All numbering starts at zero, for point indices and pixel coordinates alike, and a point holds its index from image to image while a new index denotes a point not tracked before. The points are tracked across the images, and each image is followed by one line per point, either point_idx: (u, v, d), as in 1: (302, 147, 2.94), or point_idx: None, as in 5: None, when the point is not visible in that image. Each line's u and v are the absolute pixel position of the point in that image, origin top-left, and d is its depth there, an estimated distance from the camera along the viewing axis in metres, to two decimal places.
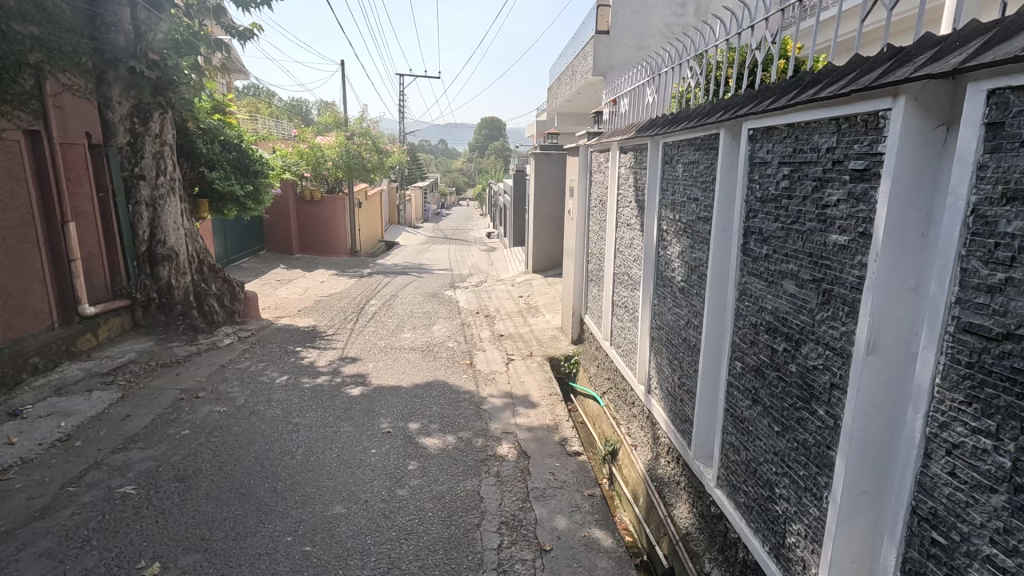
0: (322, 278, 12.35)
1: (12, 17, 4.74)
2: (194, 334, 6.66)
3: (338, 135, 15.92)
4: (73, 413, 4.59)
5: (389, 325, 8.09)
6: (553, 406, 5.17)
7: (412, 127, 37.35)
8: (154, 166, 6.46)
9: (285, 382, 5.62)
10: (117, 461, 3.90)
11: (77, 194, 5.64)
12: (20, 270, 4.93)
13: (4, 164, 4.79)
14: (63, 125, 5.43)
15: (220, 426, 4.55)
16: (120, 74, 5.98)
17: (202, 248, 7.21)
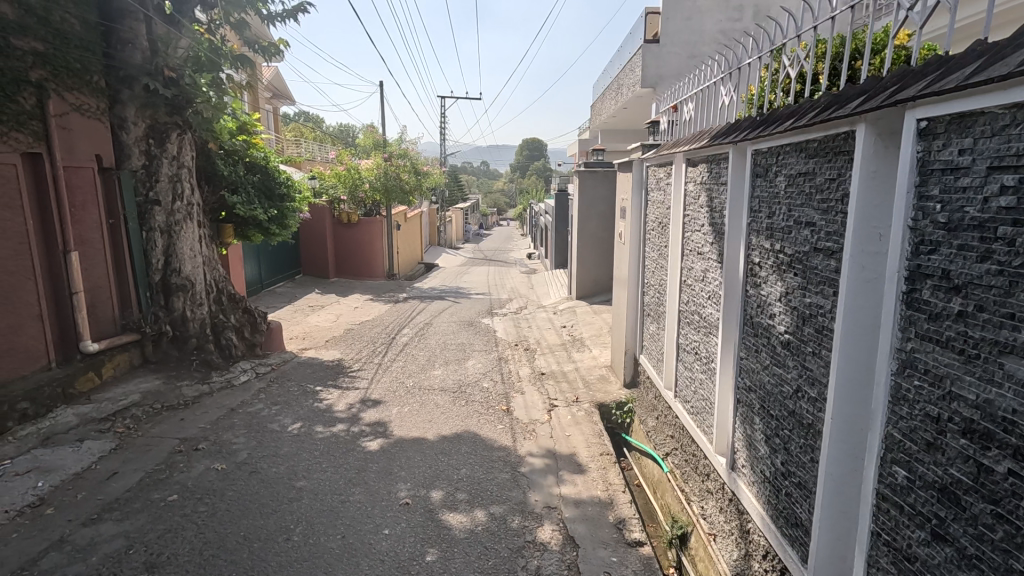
0: (356, 304, 11.87)
1: (11, 30, 4.35)
2: (208, 371, 6.12)
3: (375, 157, 15.60)
4: (54, 470, 4.02)
5: (419, 360, 7.38)
6: (605, 471, 4.29)
7: (452, 148, 37.45)
8: (170, 190, 6.01)
9: (298, 431, 4.96)
10: (84, 540, 3.28)
11: (82, 221, 5.22)
12: (10, 306, 4.48)
13: None
14: (68, 147, 5.03)
15: (212, 490, 3.88)
16: (135, 92, 5.55)
17: (221, 277, 6.74)
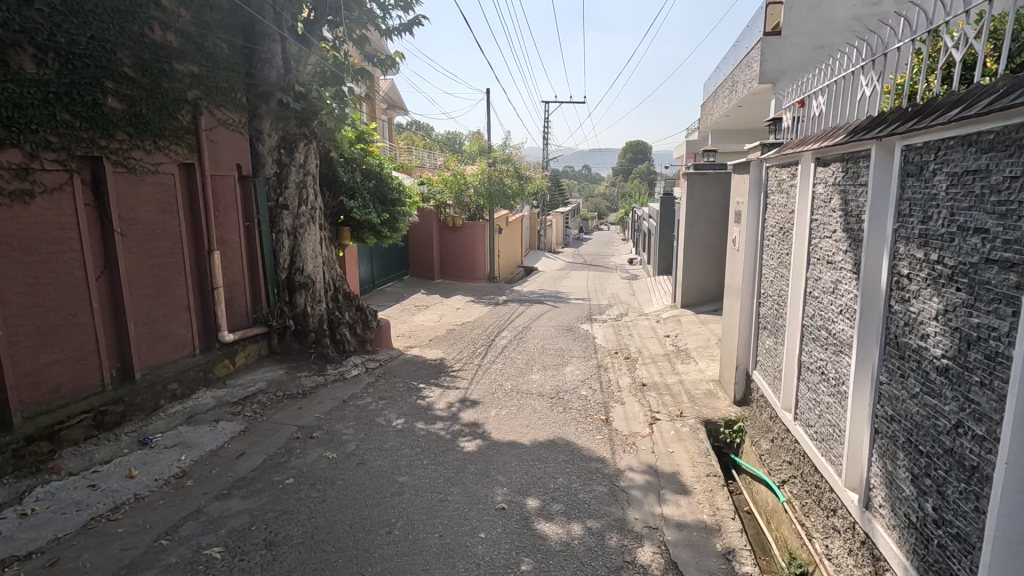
0: (458, 305, 12.23)
1: (174, 57, 4.97)
2: (324, 363, 6.58)
3: (480, 163, 15.96)
4: (195, 446, 4.50)
5: (518, 363, 7.40)
6: (711, 494, 3.99)
7: (555, 152, 37.60)
8: (297, 196, 6.55)
9: (401, 427, 5.16)
10: (216, 513, 3.63)
11: (225, 224, 5.82)
12: (165, 298, 5.10)
13: (159, 196, 4.99)
14: (215, 157, 5.62)
15: (323, 478, 4.13)
16: (271, 107, 6.11)
17: (338, 277, 7.22)
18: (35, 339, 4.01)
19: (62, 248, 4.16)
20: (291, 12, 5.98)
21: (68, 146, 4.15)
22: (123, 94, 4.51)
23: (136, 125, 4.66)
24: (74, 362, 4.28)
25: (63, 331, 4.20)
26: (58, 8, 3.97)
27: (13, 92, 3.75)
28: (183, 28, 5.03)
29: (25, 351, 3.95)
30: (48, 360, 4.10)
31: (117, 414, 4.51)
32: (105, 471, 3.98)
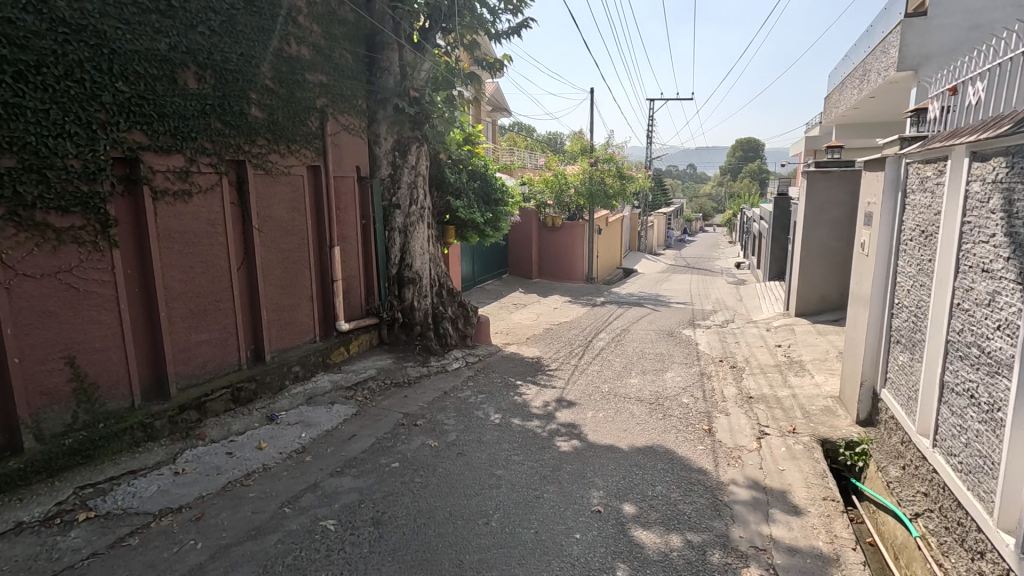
0: (556, 304, 12.25)
1: (306, 68, 5.46)
2: (428, 355, 6.88)
3: (582, 162, 15.79)
4: (314, 425, 4.91)
5: (616, 366, 7.27)
6: (828, 519, 3.66)
7: (659, 151, 36.46)
8: (408, 196, 6.91)
9: (499, 422, 5.27)
10: (330, 488, 3.95)
11: (344, 222, 6.29)
12: (292, 288, 5.61)
13: (290, 196, 5.50)
14: (338, 160, 6.09)
15: (426, 464, 4.33)
16: (388, 112, 6.51)
17: (443, 273, 7.53)
18: (189, 321, 4.58)
19: (211, 241, 4.71)
20: (409, 21, 6.33)
21: (219, 151, 4.69)
22: (264, 104, 5.04)
23: (273, 131, 5.18)
24: (218, 342, 4.84)
25: (211, 315, 4.76)
26: (216, 30, 4.51)
27: (180, 105, 4.32)
28: (314, 42, 5.53)
29: (181, 330, 4.53)
30: (198, 339, 4.67)
31: (251, 390, 5.04)
32: (240, 441, 4.46)
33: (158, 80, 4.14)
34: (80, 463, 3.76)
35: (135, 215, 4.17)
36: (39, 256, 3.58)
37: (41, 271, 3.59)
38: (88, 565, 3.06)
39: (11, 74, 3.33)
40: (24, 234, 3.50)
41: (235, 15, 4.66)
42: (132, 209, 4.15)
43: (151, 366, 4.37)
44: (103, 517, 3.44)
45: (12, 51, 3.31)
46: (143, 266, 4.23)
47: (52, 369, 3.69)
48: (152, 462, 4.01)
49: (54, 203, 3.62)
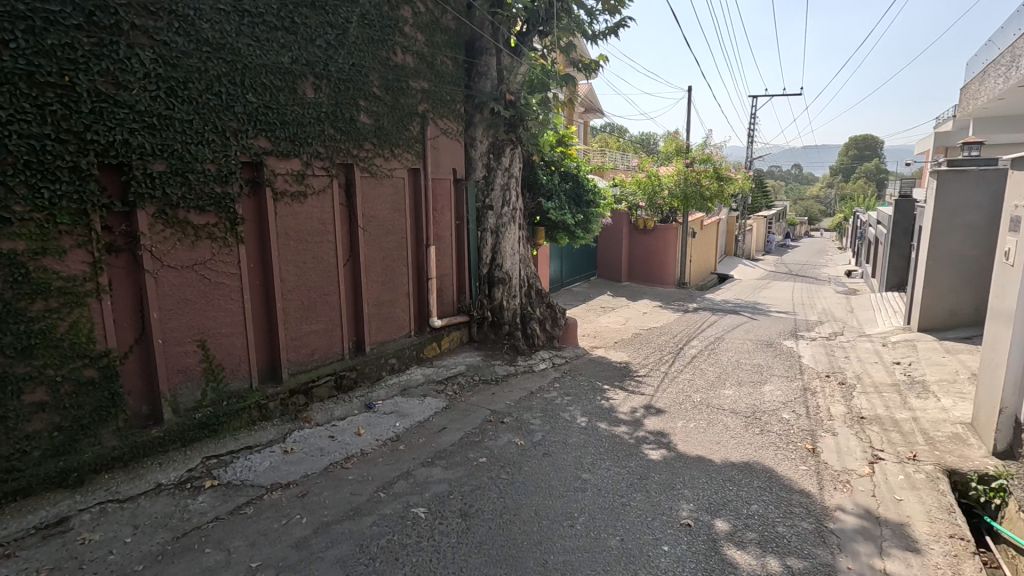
0: (645, 309, 11.94)
1: (410, 76, 5.75)
2: (515, 355, 6.97)
3: (677, 163, 15.12)
4: (407, 415, 5.15)
5: (708, 376, 6.95)
6: (955, 560, 3.27)
7: (760, 151, 34.41)
8: (501, 197, 7.05)
9: (585, 425, 5.23)
10: (422, 477, 4.12)
11: (440, 222, 6.53)
12: (391, 285, 5.92)
13: (391, 197, 5.80)
14: (436, 163, 6.33)
15: (512, 462, 4.39)
16: (484, 116, 6.69)
17: (532, 274, 7.60)
18: (300, 311, 4.96)
19: (322, 239, 5.07)
20: (508, 26, 6.48)
21: (331, 155, 5.05)
22: (372, 110, 5.37)
23: (379, 136, 5.49)
24: (324, 333, 5.21)
25: (319, 307, 5.13)
26: (332, 43, 4.89)
27: (299, 113, 4.70)
28: (418, 50, 5.82)
29: (293, 320, 4.92)
30: (308, 329, 5.05)
31: (352, 379, 5.37)
32: (341, 426, 4.78)
33: (281, 91, 4.54)
34: (207, 435, 4.21)
35: (259, 213, 4.58)
36: (181, 249, 4.05)
37: (181, 263, 4.05)
38: (212, 527, 3.41)
39: (165, 90, 3.80)
40: (169, 230, 3.97)
41: (348, 28, 5.02)
42: (256, 208, 4.57)
43: (267, 352, 4.80)
44: (224, 485, 3.83)
45: (166, 69, 3.79)
46: (264, 260, 4.65)
47: (188, 350, 4.16)
48: (265, 440, 4.39)
49: (194, 203, 4.07)
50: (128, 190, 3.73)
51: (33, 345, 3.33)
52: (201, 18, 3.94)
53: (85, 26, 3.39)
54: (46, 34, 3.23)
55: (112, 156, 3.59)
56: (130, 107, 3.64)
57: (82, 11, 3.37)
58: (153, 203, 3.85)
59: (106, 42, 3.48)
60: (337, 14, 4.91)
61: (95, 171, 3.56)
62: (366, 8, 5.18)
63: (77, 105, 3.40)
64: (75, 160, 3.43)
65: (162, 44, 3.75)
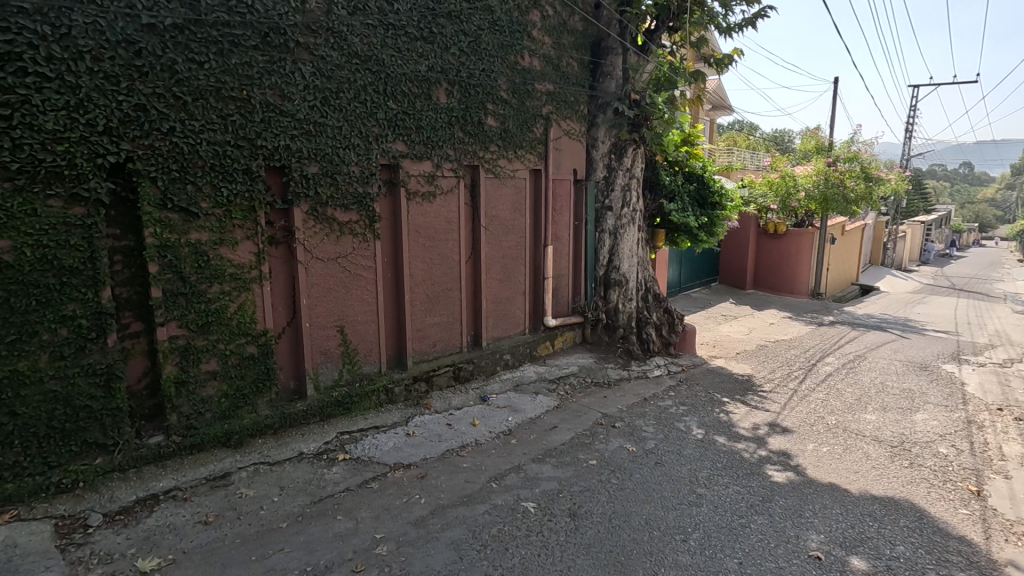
0: (772, 320, 11.08)
1: (536, 79, 5.87)
2: (629, 359, 6.83)
3: (817, 162, 13.82)
4: (519, 411, 5.26)
5: (846, 397, 6.29)
6: None
7: (920, 148, 30.35)
8: (621, 198, 6.94)
9: (702, 438, 4.98)
10: (532, 472, 4.19)
11: (559, 223, 6.58)
12: (509, 282, 6.08)
13: (513, 197, 5.95)
14: (558, 164, 6.38)
15: (623, 468, 4.32)
16: (607, 116, 6.64)
17: (650, 277, 7.39)
18: (425, 304, 5.28)
19: (447, 237, 5.35)
20: (636, 24, 6.36)
21: (459, 157, 5.30)
22: (498, 113, 5.56)
23: (504, 138, 5.67)
24: (446, 326, 5.50)
25: (442, 301, 5.42)
26: (464, 50, 5.15)
27: (432, 117, 5.00)
28: (545, 53, 5.93)
29: (419, 313, 5.24)
30: (431, 321, 5.36)
31: (469, 371, 5.61)
32: (458, 416, 5.01)
33: (418, 97, 4.86)
34: (341, 412, 4.63)
35: (393, 212, 4.94)
36: (328, 243, 4.49)
37: (327, 256, 4.49)
38: (343, 497, 3.75)
39: (320, 100, 4.25)
40: (319, 226, 4.42)
41: (480, 35, 5.26)
42: (392, 207, 4.94)
43: (395, 340, 5.17)
44: (354, 460, 4.19)
45: (322, 80, 4.23)
46: (396, 255, 5.00)
47: (329, 334, 4.61)
48: (390, 421, 4.73)
49: (340, 202, 4.50)
50: (287, 190, 4.22)
51: (211, 322, 3.89)
52: (353, 34, 4.36)
53: (261, 46, 3.90)
54: (231, 55, 3.75)
55: (277, 160, 4.08)
56: (292, 117, 4.11)
57: (259, 33, 3.88)
58: (306, 201, 4.31)
59: (276, 59, 3.97)
60: (470, 22, 5.16)
61: (263, 172, 4.06)
62: (498, 15, 5.39)
63: (252, 115, 3.91)
64: (248, 163, 3.94)
65: (320, 59, 4.20)
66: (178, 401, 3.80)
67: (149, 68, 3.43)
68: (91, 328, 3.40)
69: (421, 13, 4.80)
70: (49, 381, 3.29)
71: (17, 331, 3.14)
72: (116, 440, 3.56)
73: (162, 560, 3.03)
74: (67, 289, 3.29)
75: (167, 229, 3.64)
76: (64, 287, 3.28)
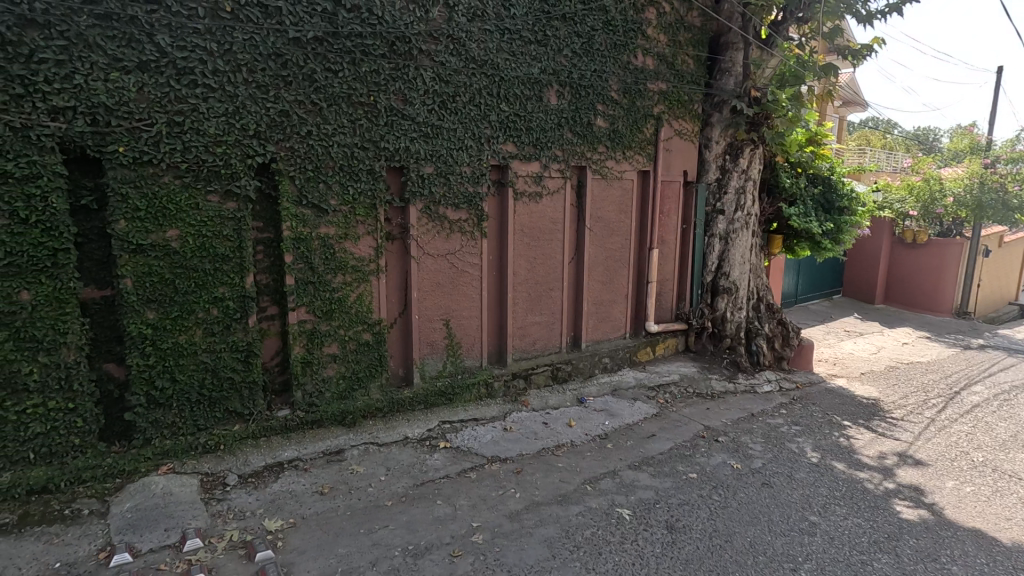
0: (906, 339, 9.93)
1: (649, 78, 5.75)
2: (736, 371, 6.46)
3: (971, 165, 12.26)
4: (617, 416, 5.17)
5: (998, 433, 5.49)
6: None
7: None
8: (735, 201, 6.58)
9: (817, 462, 4.59)
10: (628, 479, 4.12)
11: (666, 225, 6.38)
12: (611, 285, 6.00)
13: (619, 198, 5.86)
14: (667, 165, 6.20)
15: (726, 485, 4.10)
16: (723, 115, 6.34)
17: (764, 286, 6.94)
18: (527, 303, 5.36)
19: (552, 237, 5.39)
20: (760, 16, 6.01)
21: (567, 158, 5.31)
22: (608, 114, 5.51)
23: (613, 139, 5.60)
24: (546, 325, 5.54)
25: (544, 301, 5.47)
26: (577, 51, 5.17)
27: (542, 119, 5.06)
28: (660, 51, 5.80)
29: (521, 311, 5.34)
30: (532, 320, 5.43)
31: (567, 372, 5.61)
32: (554, 415, 5.03)
33: (530, 99, 4.96)
34: (444, 403, 4.83)
35: (501, 211, 5.07)
36: (439, 240, 4.71)
37: (437, 252, 4.71)
38: (443, 483, 3.92)
39: (438, 103, 4.47)
40: (431, 224, 4.65)
41: (593, 36, 5.25)
42: (499, 206, 5.07)
43: (496, 337, 5.30)
44: (454, 448, 4.36)
45: (441, 85, 4.46)
46: (501, 254, 5.13)
47: (436, 327, 4.83)
48: (489, 415, 4.86)
49: (452, 201, 4.70)
50: (405, 189, 4.48)
51: (334, 309, 4.24)
52: (471, 40, 4.55)
53: (388, 54, 4.18)
54: (362, 63, 4.06)
55: (397, 160, 4.35)
56: (412, 120, 4.37)
57: (387, 42, 4.16)
58: (421, 200, 4.55)
59: (400, 66, 4.23)
60: (584, 23, 5.17)
61: (384, 172, 4.35)
62: (612, 14, 5.35)
63: (377, 119, 4.21)
64: (372, 163, 4.24)
65: (440, 64, 4.42)
66: (304, 380, 4.19)
67: (293, 78, 3.81)
68: (236, 309, 3.84)
69: (535, 16, 4.89)
70: (201, 354, 3.76)
71: (179, 309, 3.64)
72: (251, 410, 3.99)
73: (284, 522, 3.35)
74: (219, 274, 3.75)
75: (301, 224, 4.02)
76: (216, 272, 3.74)
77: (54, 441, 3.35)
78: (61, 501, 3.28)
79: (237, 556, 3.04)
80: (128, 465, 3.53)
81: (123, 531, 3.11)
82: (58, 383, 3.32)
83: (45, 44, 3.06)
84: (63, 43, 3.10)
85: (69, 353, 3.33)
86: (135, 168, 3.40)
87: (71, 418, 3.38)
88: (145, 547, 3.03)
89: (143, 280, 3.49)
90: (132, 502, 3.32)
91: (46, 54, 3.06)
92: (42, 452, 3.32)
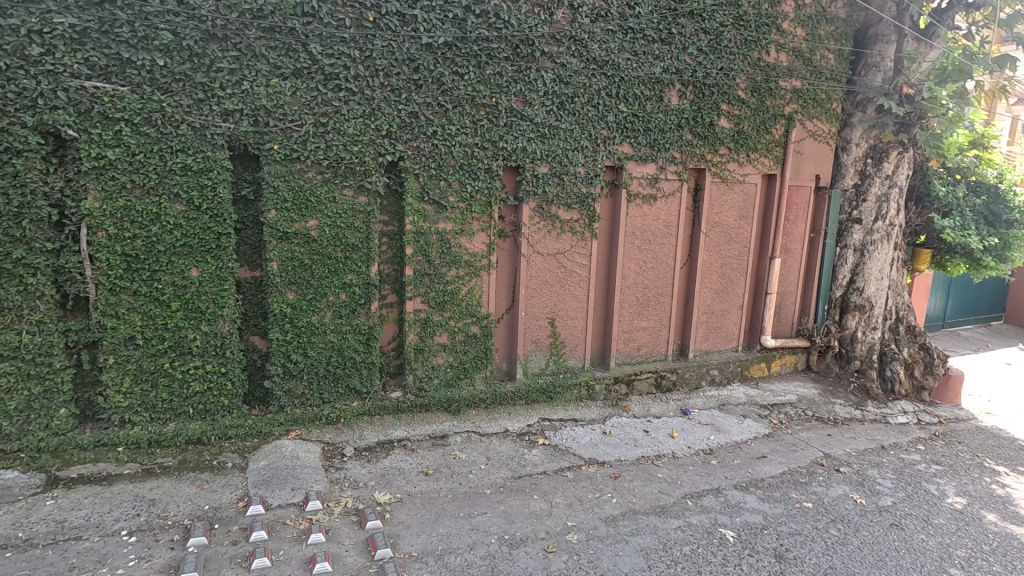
0: None
1: (782, 75, 5.39)
2: (864, 397, 5.85)
3: None
4: (723, 432, 4.91)
5: None
6: None
7: None
8: (875, 210, 5.94)
9: (962, 508, 4.03)
10: (734, 499, 3.91)
11: (791, 233, 5.95)
12: (726, 294, 5.71)
13: (741, 202, 5.55)
14: (797, 168, 5.77)
15: (846, 520, 3.74)
16: (867, 114, 5.77)
17: (905, 305, 6.21)
18: (635, 307, 5.26)
19: (664, 241, 5.23)
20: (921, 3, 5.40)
21: (686, 160, 5.12)
22: (733, 115, 5.24)
23: (737, 140, 5.33)
24: (653, 331, 5.40)
25: (652, 306, 5.33)
26: (703, 48, 4.98)
27: (662, 120, 4.93)
28: (796, 47, 5.42)
29: (627, 315, 5.25)
30: (639, 325, 5.32)
31: (671, 381, 5.42)
32: (656, 424, 4.90)
33: (650, 100, 4.86)
34: (544, 400, 4.89)
35: (612, 212, 5.02)
36: (549, 240, 4.77)
37: (547, 251, 4.78)
38: (541, 478, 3.97)
39: (557, 104, 4.53)
40: (543, 224, 4.71)
41: (722, 32, 5.03)
42: (611, 208, 5.02)
43: (601, 339, 5.26)
44: (553, 446, 4.38)
45: (561, 86, 4.51)
46: (610, 256, 5.09)
47: (542, 324, 4.89)
48: (588, 417, 4.84)
49: (564, 201, 4.73)
50: (520, 188, 4.60)
51: (447, 301, 4.45)
52: (593, 40, 4.56)
53: (512, 57, 4.32)
54: (487, 66, 4.23)
55: (514, 160, 4.47)
56: (531, 121, 4.46)
57: (511, 45, 4.29)
58: (535, 199, 4.64)
59: (523, 69, 4.35)
60: (713, 20, 4.97)
61: (501, 172, 4.49)
62: (745, 9, 5.08)
63: (497, 120, 4.35)
64: (489, 163, 4.39)
65: (561, 66, 4.48)
66: (415, 365, 4.45)
67: (423, 81, 4.06)
68: (362, 295, 4.17)
69: (661, 14, 4.78)
70: (329, 334, 4.14)
71: (313, 292, 4.02)
72: (369, 389, 4.32)
73: (392, 496, 3.59)
74: (349, 262, 4.09)
75: (422, 219, 4.27)
76: (347, 260, 4.08)
77: (209, 399, 3.86)
78: (211, 452, 3.76)
79: (350, 522, 3.31)
80: (265, 427, 3.97)
81: (258, 485, 3.51)
82: (215, 349, 3.82)
83: (223, 55, 3.53)
84: (236, 53, 3.55)
85: (224, 324, 3.81)
86: (286, 164, 3.81)
87: (223, 381, 3.88)
88: (275, 502, 3.39)
89: (286, 264, 3.91)
90: (265, 461, 3.73)
91: (222, 63, 3.53)
92: (199, 408, 3.84)
